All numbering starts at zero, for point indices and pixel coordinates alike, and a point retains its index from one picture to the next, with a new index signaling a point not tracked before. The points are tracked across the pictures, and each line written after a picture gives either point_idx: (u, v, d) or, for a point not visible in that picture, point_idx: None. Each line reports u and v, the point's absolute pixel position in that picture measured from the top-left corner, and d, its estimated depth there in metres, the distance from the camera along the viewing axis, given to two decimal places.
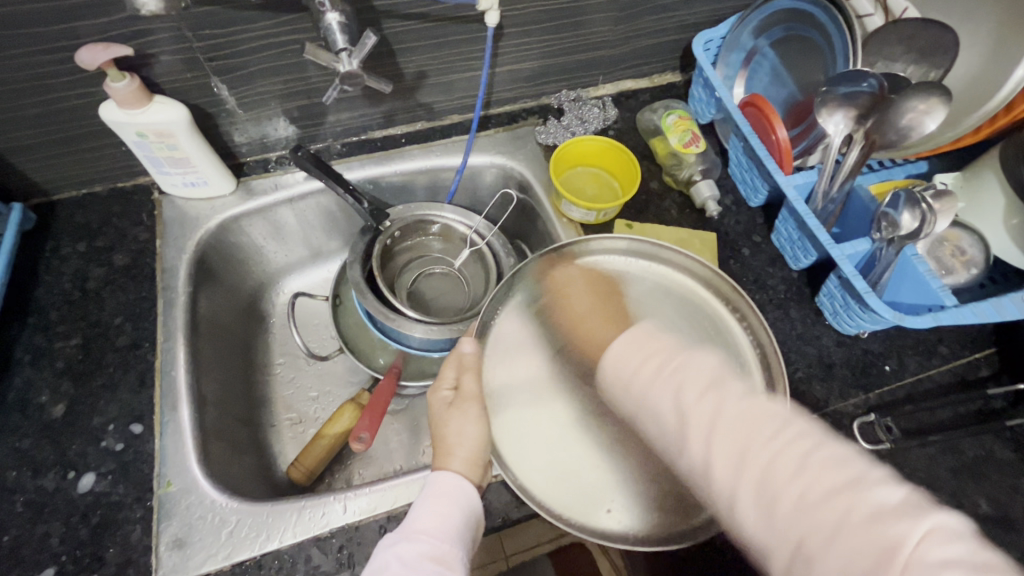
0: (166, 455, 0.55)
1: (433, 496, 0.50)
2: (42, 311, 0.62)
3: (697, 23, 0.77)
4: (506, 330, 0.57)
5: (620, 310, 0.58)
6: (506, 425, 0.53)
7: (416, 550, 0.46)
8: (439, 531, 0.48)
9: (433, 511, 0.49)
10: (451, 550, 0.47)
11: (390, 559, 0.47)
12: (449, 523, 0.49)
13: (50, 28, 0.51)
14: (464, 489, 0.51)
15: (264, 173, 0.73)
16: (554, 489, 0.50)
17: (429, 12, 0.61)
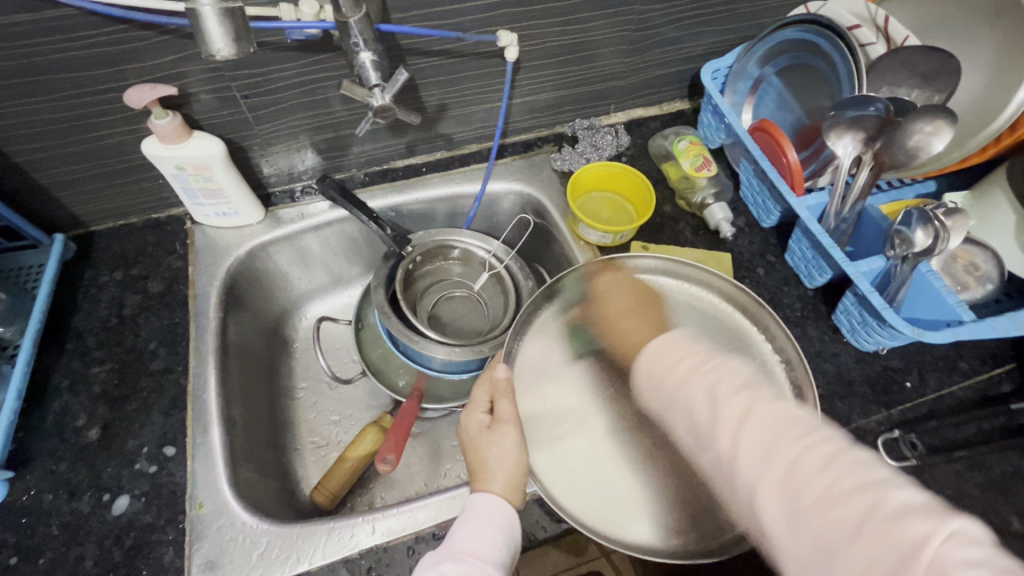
0: (199, 479, 0.56)
1: (473, 517, 0.51)
2: (80, 337, 0.64)
3: (703, 54, 0.80)
4: (548, 342, 0.57)
5: (660, 328, 0.58)
6: (540, 443, 0.53)
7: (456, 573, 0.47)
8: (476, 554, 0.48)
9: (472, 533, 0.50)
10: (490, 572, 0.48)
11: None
12: (485, 544, 0.49)
13: (100, 71, 0.55)
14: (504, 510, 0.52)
15: (291, 203, 0.76)
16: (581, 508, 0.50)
17: (451, 50, 0.65)
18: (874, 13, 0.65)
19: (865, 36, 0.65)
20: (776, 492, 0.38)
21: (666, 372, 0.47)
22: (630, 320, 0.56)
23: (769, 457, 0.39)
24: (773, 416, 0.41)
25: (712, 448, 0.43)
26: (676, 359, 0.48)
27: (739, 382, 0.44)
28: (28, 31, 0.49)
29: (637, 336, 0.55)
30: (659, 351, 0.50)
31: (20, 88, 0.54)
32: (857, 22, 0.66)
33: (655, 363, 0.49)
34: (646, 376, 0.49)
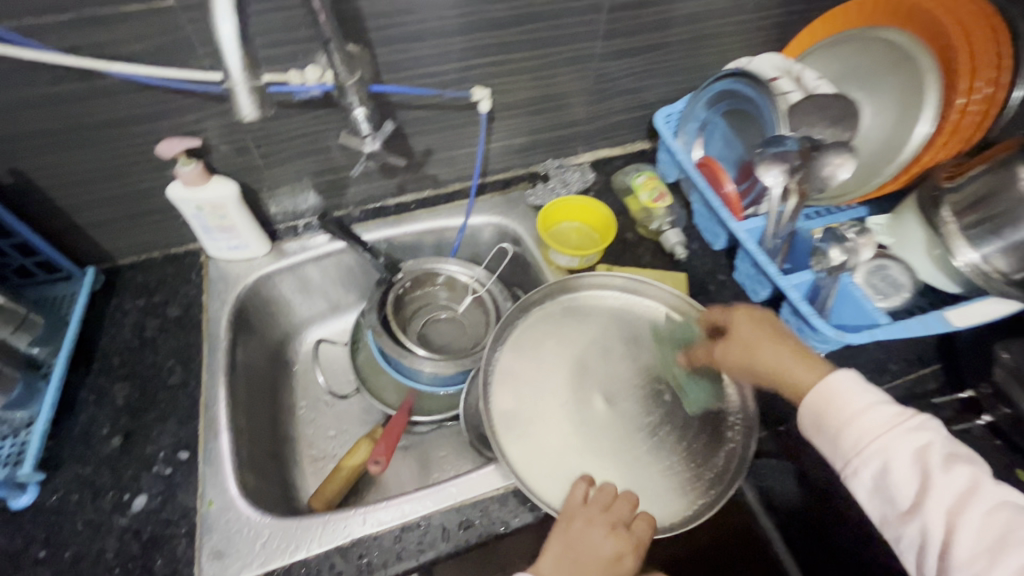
0: (208, 479, 0.63)
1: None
2: (105, 357, 0.72)
3: (657, 102, 0.92)
4: (517, 367, 0.66)
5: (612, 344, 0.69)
6: (514, 437, 0.61)
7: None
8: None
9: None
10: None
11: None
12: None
13: (137, 127, 0.65)
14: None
15: (294, 237, 0.85)
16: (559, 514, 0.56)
17: (434, 103, 0.76)
18: (792, 67, 0.78)
19: (784, 87, 0.76)
20: (971, 551, 0.45)
21: (848, 424, 0.51)
22: (785, 355, 0.57)
23: (961, 517, 0.46)
24: (947, 477, 0.47)
25: (904, 509, 0.48)
26: (860, 399, 0.52)
27: (901, 439, 0.49)
28: (81, 97, 0.60)
29: (798, 372, 0.56)
30: (841, 385, 0.53)
31: (69, 143, 0.64)
32: (778, 74, 0.78)
33: (834, 394, 0.52)
34: (814, 409, 0.53)
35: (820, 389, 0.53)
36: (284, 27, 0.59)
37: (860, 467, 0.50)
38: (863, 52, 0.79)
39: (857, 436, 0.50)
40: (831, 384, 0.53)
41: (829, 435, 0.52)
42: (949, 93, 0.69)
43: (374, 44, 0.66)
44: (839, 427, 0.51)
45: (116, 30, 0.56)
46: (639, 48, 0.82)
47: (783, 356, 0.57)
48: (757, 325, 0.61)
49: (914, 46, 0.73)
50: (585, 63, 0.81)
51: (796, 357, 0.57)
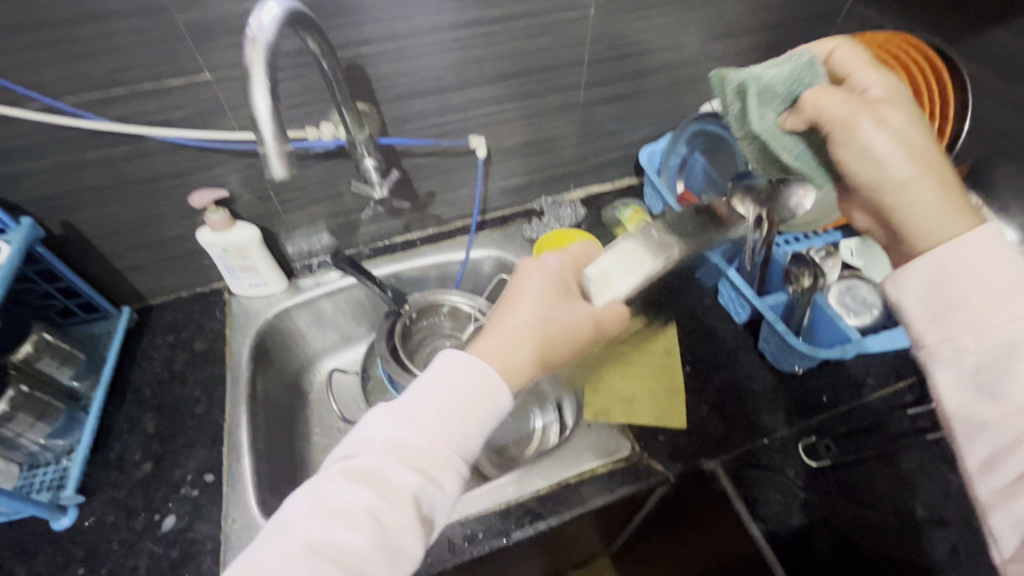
0: (232, 499, 0.68)
1: (431, 391, 0.51)
2: (137, 389, 0.78)
3: (641, 142, 1.00)
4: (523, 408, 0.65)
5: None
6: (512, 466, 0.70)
7: (393, 433, 0.49)
8: (406, 490, 0.47)
9: (409, 449, 0.49)
10: (431, 454, 0.49)
11: (372, 435, 0.50)
12: (423, 469, 0.48)
13: (173, 182, 0.74)
14: (474, 369, 0.52)
15: (309, 274, 0.93)
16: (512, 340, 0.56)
17: (436, 151, 0.84)
18: None
19: None
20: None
21: (977, 290, 0.44)
22: (901, 161, 0.50)
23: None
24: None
25: (993, 398, 0.42)
26: (1007, 273, 0.44)
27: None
28: (126, 158, 0.69)
29: (945, 224, 0.48)
30: (980, 250, 0.45)
31: (114, 197, 0.72)
32: None
33: (970, 262, 0.45)
34: (942, 271, 0.46)
35: (959, 237, 0.46)
36: (303, 92, 0.68)
37: (965, 344, 0.44)
38: None
39: (983, 308, 0.44)
40: (971, 235, 0.46)
41: (951, 306, 0.45)
42: None
43: (381, 102, 0.75)
44: (962, 298, 0.44)
45: (160, 101, 0.64)
46: (620, 95, 0.90)
47: (926, 164, 0.50)
48: (901, 99, 0.53)
49: None
50: (572, 110, 0.89)
51: (941, 192, 0.49)
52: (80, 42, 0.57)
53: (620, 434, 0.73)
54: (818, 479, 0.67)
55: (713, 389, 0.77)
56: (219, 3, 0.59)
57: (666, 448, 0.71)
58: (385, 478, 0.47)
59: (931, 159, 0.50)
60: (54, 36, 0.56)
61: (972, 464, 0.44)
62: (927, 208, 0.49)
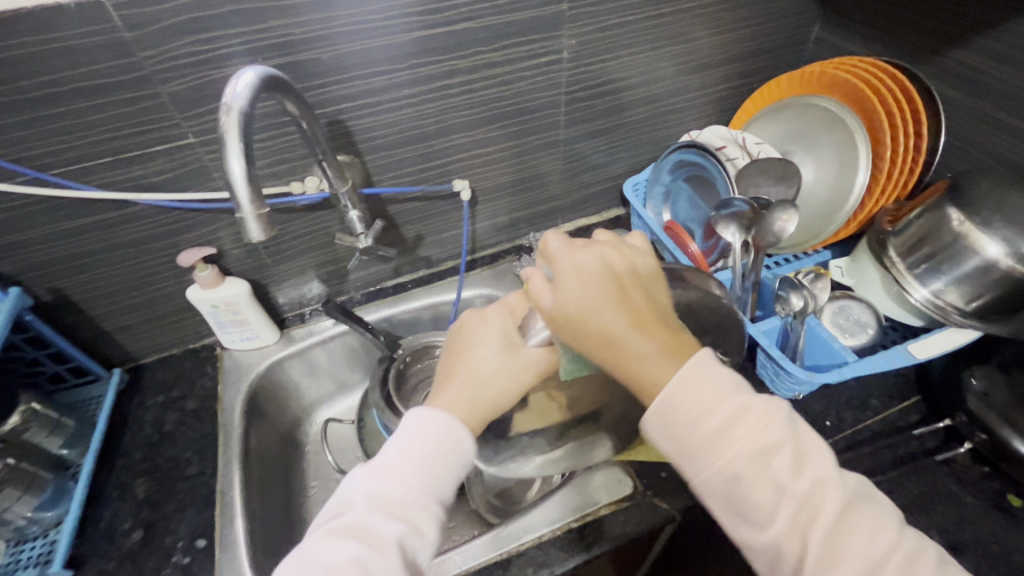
0: (226, 565, 0.66)
1: (407, 463, 0.52)
2: (128, 453, 0.77)
3: (624, 173, 1.02)
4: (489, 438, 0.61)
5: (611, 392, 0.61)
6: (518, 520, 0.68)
7: (375, 487, 0.50)
8: (391, 538, 0.48)
9: (391, 500, 0.50)
10: (416, 511, 0.50)
11: (352, 494, 0.51)
12: (405, 517, 0.49)
13: (161, 242, 0.74)
14: (438, 418, 0.53)
15: (302, 324, 0.93)
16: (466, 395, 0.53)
17: (421, 196, 0.85)
18: (736, 136, 0.87)
19: (731, 154, 0.85)
20: (836, 573, 0.41)
21: (693, 429, 0.45)
22: (637, 337, 0.45)
23: (806, 526, 0.43)
24: (785, 482, 0.43)
25: (740, 517, 0.45)
26: (723, 423, 0.45)
27: (762, 464, 0.44)
28: (114, 222, 0.69)
29: (668, 375, 0.45)
30: (699, 377, 0.46)
31: (102, 261, 0.73)
32: (725, 142, 0.88)
33: (700, 397, 0.45)
34: (660, 421, 0.46)
35: (673, 382, 0.45)
36: (286, 149, 0.69)
37: (709, 476, 0.45)
38: (799, 118, 0.89)
39: (682, 429, 0.46)
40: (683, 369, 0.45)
41: (682, 442, 0.46)
42: (878, 147, 0.78)
43: (363, 152, 0.76)
44: (678, 423, 0.46)
45: (145, 166, 0.66)
46: (602, 129, 0.92)
47: (613, 318, 0.45)
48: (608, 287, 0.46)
49: (841, 110, 0.82)
50: (555, 147, 0.91)
51: (660, 346, 0.45)
52: (65, 115, 0.59)
53: (622, 472, 0.71)
54: None
55: None
56: (199, 70, 0.60)
57: (669, 484, 0.69)
58: (371, 531, 0.48)
59: (665, 324, 0.47)
60: (39, 112, 0.58)
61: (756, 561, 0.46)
62: (654, 362, 0.45)
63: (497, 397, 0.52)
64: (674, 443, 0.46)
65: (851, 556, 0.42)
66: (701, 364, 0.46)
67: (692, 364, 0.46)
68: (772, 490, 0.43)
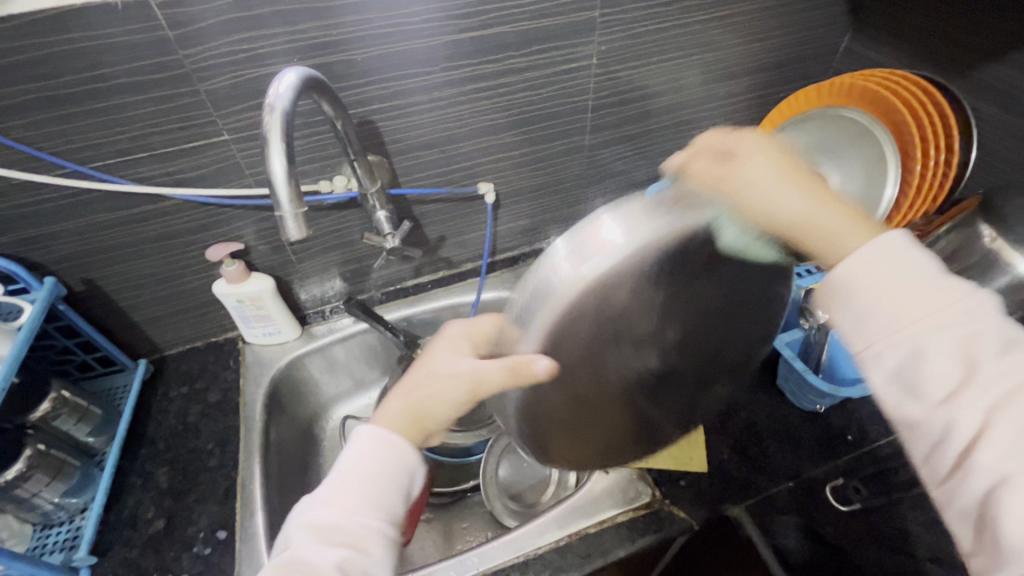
0: (245, 557, 0.67)
1: (369, 471, 0.49)
2: (151, 443, 0.78)
3: (647, 180, 1.02)
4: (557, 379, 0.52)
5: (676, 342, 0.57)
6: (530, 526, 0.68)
7: (308, 517, 0.48)
8: (331, 563, 0.45)
9: (329, 527, 0.47)
10: (360, 531, 0.47)
11: (289, 529, 0.49)
12: (347, 541, 0.47)
13: (191, 237, 0.75)
14: (385, 440, 0.51)
15: (322, 321, 0.93)
16: (407, 411, 0.53)
17: (445, 197, 0.86)
18: None
19: None
20: (1009, 450, 0.38)
21: (878, 277, 0.45)
22: (795, 202, 0.50)
23: (984, 417, 0.40)
24: (988, 363, 0.40)
25: (921, 396, 0.43)
26: (931, 272, 0.45)
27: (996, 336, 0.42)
28: (147, 216, 0.71)
29: (854, 242, 0.48)
30: (887, 251, 0.46)
31: (134, 253, 0.74)
32: None
33: (887, 285, 0.45)
34: (844, 277, 0.47)
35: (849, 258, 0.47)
36: (317, 148, 0.70)
37: (878, 371, 0.45)
38: (826, 129, 0.88)
39: (897, 302, 0.44)
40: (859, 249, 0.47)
41: (867, 317, 0.45)
42: (907, 159, 0.78)
43: (392, 153, 0.77)
44: (882, 317, 0.45)
45: (180, 162, 0.67)
46: (626, 136, 0.92)
47: (785, 204, 0.49)
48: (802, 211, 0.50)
49: (870, 122, 0.82)
50: (580, 152, 0.91)
51: (805, 203, 0.50)
52: (106, 111, 0.60)
53: (641, 480, 0.71)
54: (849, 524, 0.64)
55: (733, 430, 0.75)
56: (237, 69, 0.61)
57: (687, 493, 0.69)
58: (309, 561, 0.45)
59: (819, 222, 0.49)
60: (82, 107, 0.59)
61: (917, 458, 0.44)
62: (849, 240, 0.48)
63: (440, 401, 0.52)
64: (890, 333, 0.44)
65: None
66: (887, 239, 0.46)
67: (886, 241, 0.46)
68: (951, 372, 0.41)
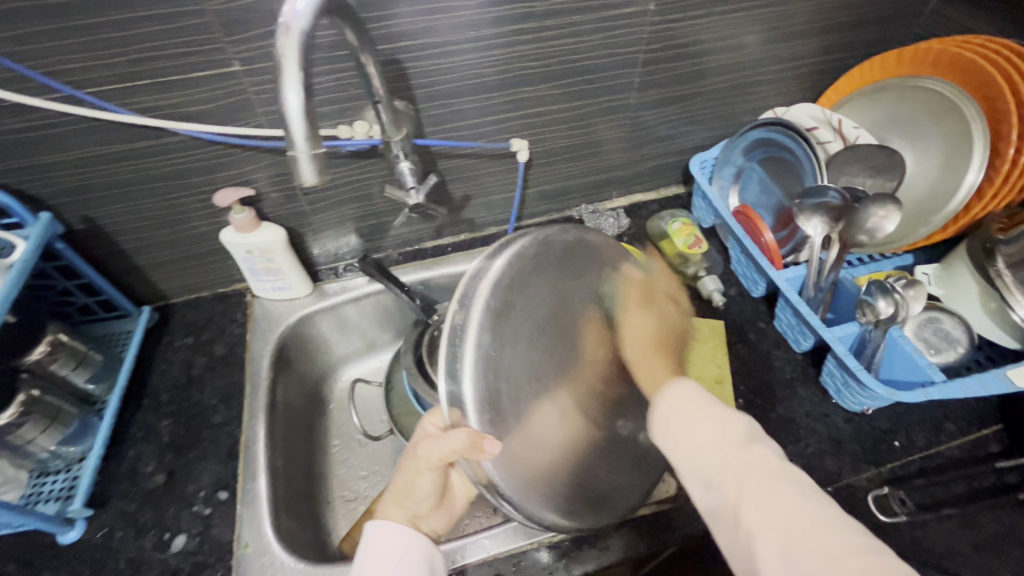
0: (246, 520, 0.64)
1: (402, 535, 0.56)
2: (154, 394, 0.75)
3: (692, 148, 0.93)
4: (526, 381, 0.51)
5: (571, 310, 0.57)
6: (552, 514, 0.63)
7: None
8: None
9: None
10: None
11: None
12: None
13: (198, 178, 0.70)
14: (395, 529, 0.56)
15: (335, 278, 0.88)
16: (397, 501, 0.58)
17: (473, 153, 0.79)
18: (829, 116, 0.79)
19: (823, 136, 0.77)
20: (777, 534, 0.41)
21: (698, 430, 0.49)
22: (656, 367, 0.57)
23: (741, 491, 0.44)
24: (749, 455, 0.46)
25: (708, 486, 0.47)
26: (698, 409, 0.51)
27: (723, 444, 0.47)
28: (151, 152, 0.65)
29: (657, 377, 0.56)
30: (677, 396, 0.52)
31: (138, 193, 0.69)
32: (816, 123, 0.79)
33: (676, 407, 0.52)
34: (661, 422, 0.52)
35: (661, 394, 0.54)
36: (338, 87, 0.63)
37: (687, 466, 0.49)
38: (902, 102, 0.79)
39: (687, 436, 0.49)
40: (657, 397, 0.54)
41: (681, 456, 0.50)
42: (998, 141, 0.69)
43: (420, 99, 0.69)
44: (687, 464, 0.49)
45: (187, 93, 0.60)
46: (675, 97, 0.83)
47: (636, 336, 0.59)
48: (570, 246, 0.58)
49: (959, 96, 0.72)
50: (623, 112, 0.82)
51: (641, 342, 0.59)
52: (102, 27, 0.53)
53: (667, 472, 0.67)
54: (889, 537, 0.60)
55: (769, 426, 0.70)
56: None
57: None
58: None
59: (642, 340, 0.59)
60: (75, 21, 0.52)
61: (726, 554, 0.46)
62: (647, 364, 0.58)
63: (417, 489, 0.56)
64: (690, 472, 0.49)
65: (781, 505, 0.42)
66: (676, 385, 0.53)
67: (679, 386, 0.53)
68: (731, 468, 0.46)
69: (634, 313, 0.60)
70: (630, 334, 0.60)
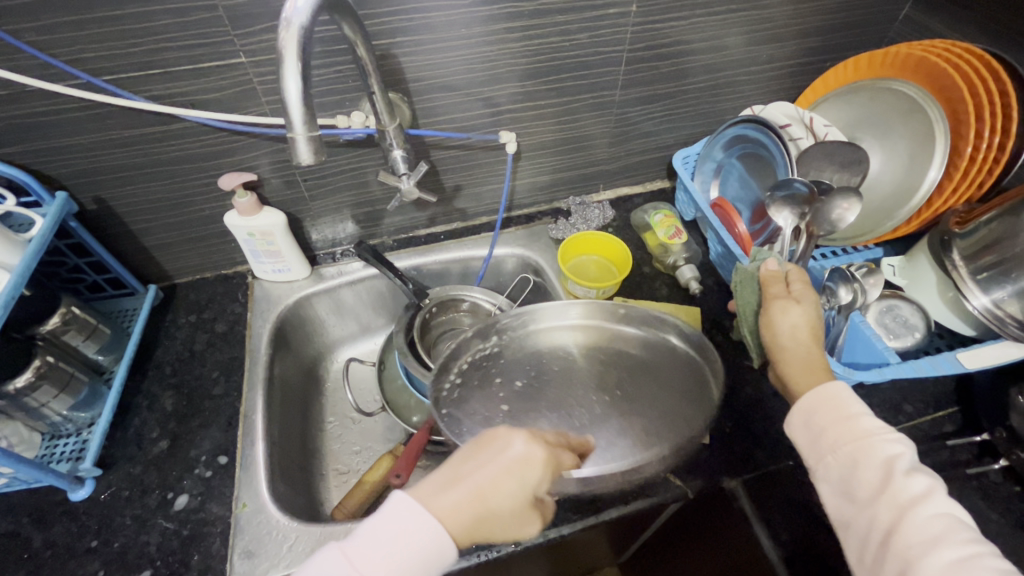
0: (244, 482, 0.68)
1: (401, 527, 0.43)
2: (158, 367, 0.79)
3: (675, 144, 0.97)
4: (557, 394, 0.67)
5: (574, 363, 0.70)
6: None
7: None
8: None
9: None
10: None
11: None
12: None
13: (204, 163, 0.74)
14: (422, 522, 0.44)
15: (332, 263, 0.92)
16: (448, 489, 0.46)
17: (464, 145, 0.83)
18: (802, 115, 0.83)
19: (795, 133, 0.82)
20: (912, 546, 0.45)
21: (836, 432, 0.51)
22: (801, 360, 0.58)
23: (899, 515, 0.46)
24: (906, 485, 0.47)
25: (846, 497, 0.50)
26: (843, 415, 0.52)
27: (876, 462, 0.49)
28: (160, 137, 0.69)
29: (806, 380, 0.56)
30: (824, 398, 0.54)
31: (147, 175, 0.73)
32: (789, 121, 0.83)
33: (820, 406, 0.53)
34: (802, 418, 0.54)
35: (807, 392, 0.55)
36: (336, 79, 0.68)
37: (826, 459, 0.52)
38: (872, 102, 0.83)
39: (834, 436, 0.52)
40: (806, 393, 0.55)
41: (816, 451, 0.53)
42: (958, 140, 0.73)
43: (414, 92, 0.74)
44: (818, 448, 0.52)
45: (195, 82, 0.65)
46: (659, 95, 0.88)
47: (797, 350, 0.58)
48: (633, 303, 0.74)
49: (923, 98, 0.76)
50: (608, 108, 0.87)
51: (805, 348, 0.58)
52: (118, 20, 0.58)
53: None
54: None
55: (738, 404, 0.74)
56: None
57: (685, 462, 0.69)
58: None
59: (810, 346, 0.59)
60: (94, 13, 0.57)
61: (850, 558, 0.50)
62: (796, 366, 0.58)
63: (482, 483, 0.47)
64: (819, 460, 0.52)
65: (928, 529, 0.45)
66: (825, 388, 0.54)
67: (831, 388, 0.54)
68: (877, 490, 0.48)
69: (806, 317, 0.60)
70: (787, 331, 0.60)
